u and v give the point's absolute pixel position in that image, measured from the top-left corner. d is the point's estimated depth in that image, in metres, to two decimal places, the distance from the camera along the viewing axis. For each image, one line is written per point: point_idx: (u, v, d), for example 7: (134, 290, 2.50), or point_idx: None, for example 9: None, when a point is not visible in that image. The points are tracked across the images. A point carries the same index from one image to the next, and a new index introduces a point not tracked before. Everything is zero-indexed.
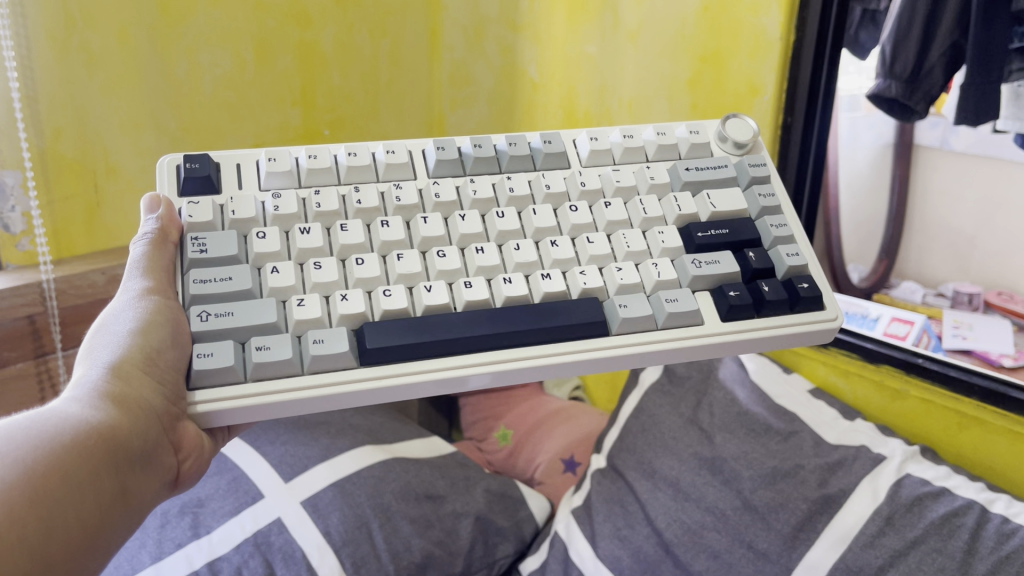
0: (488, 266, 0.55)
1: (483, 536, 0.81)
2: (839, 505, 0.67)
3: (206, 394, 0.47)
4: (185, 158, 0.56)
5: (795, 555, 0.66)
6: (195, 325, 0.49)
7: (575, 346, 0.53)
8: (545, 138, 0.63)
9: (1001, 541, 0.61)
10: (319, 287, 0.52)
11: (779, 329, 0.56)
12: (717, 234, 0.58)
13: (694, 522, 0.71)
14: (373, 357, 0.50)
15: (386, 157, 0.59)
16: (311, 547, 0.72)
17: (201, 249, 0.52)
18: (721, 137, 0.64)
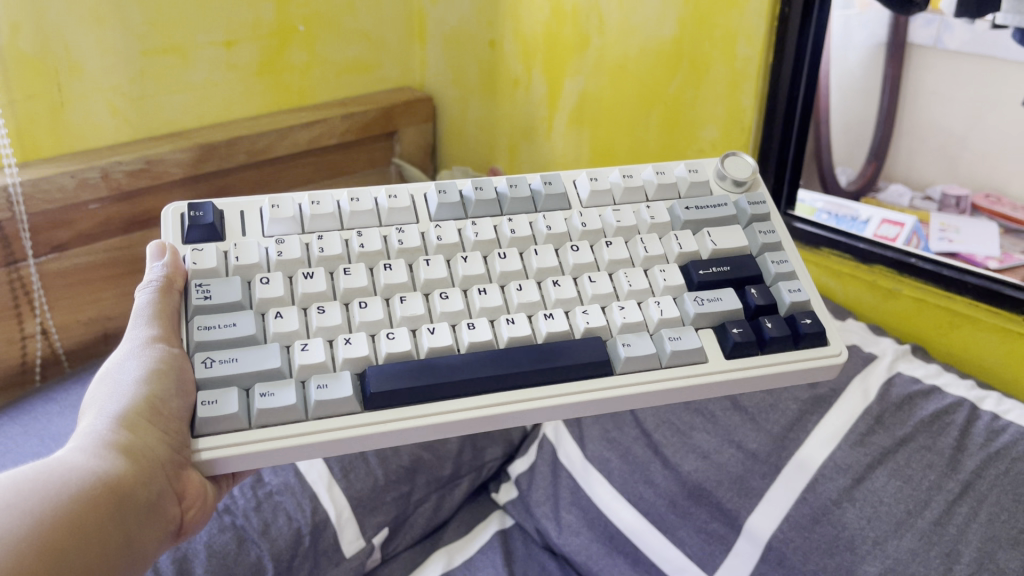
0: (491, 308, 0.54)
1: (472, 441, 0.81)
2: (830, 404, 0.67)
3: (210, 441, 0.46)
4: (191, 209, 0.56)
5: (785, 454, 0.66)
6: (200, 372, 0.48)
7: (575, 386, 0.52)
8: (545, 179, 0.63)
9: (991, 438, 0.61)
10: (324, 331, 0.51)
11: (782, 365, 0.54)
12: (718, 272, 0.58)
13: (683, 424, 0.72)
14: (377, 402, 0.48)
15: (389, 202, 0.58)
16: None
17: (204, 295, 0.51)
18: (720, 176, 0.64)
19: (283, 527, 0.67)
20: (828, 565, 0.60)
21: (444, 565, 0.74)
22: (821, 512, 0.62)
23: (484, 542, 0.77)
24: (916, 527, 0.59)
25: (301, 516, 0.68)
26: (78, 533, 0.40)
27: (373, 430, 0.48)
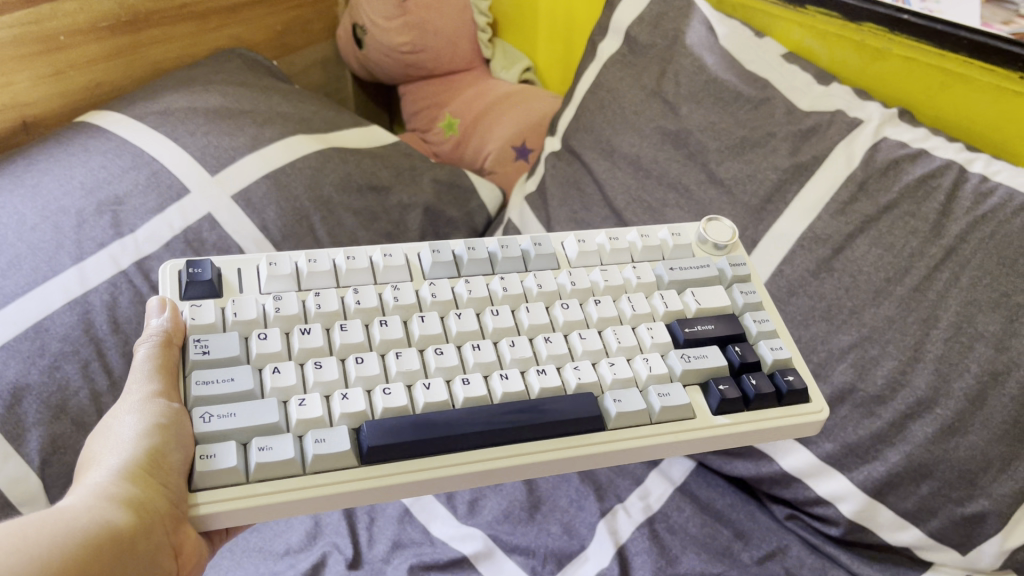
0: (486, 362, 0.50)
1: (433, 228, 0.80)
2: (810, 174, 0.63)
3: (210, 494, 0.41)
4: (189, 263, 0.51)
5: (762, 227, 0.64)
6: (198, 426, 0.43)
7: (576, 439, 0.47)
8: (535, 237, 0.58)
9: (978, 202, 0.57)
10: (321, 385, 0.47)
11: (770, 422, 0.51)
12: (700, 329, 0.54)
13: (655, 200, 0.68)
14: (376, 457, 0.44)
15: (384, 261, 0.54)
16: (249, 241, 0.68)
17: (202, 350, 0.46)
18: (701, 240, 0.60)
19: None
20: (804, 336, 0.61)
21: None
22: (797, 284, 0.61)
23: None
24: (894, 295, 0.58)
25: None
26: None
27: (366, 490, 0.44)
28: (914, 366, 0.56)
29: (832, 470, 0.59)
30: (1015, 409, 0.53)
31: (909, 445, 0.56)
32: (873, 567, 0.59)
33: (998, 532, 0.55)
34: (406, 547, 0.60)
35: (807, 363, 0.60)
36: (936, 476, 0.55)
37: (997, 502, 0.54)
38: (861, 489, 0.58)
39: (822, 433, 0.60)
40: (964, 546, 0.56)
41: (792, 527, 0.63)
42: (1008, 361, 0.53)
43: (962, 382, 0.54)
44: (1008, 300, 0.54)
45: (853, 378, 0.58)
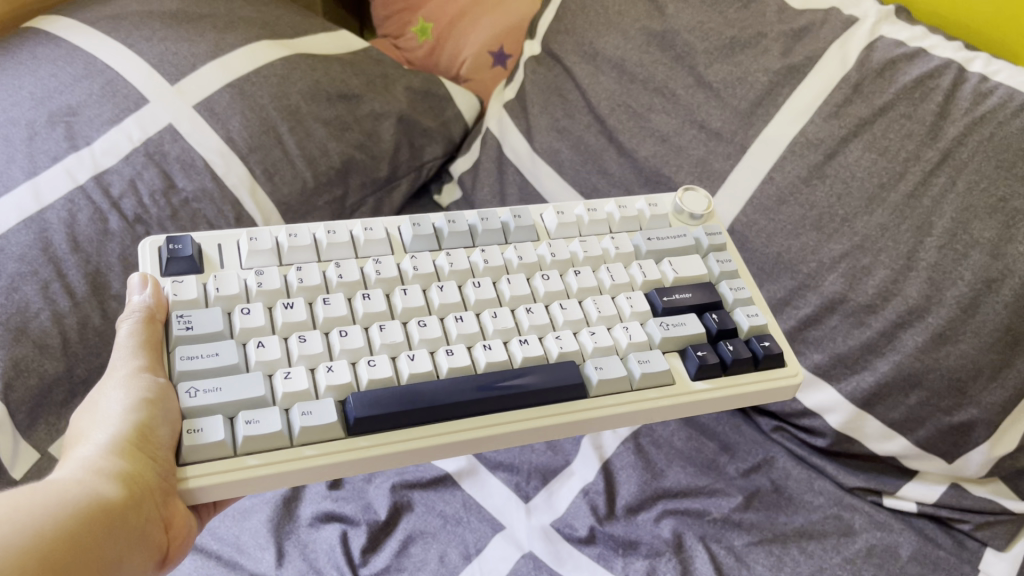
0: (469, 333, 0.47)
1: (409, 139, 0.77)
2: (803, 75, 0.60)
3: (196, 468, 0.39)
4: (169, 240, 0.47)
5: (751, 133, 0.61)
6: (184, 402, 0.40)
7: (563, 408, 0.46)
8: (514, 210, 0.55)
9: (977, 103, 0.55)
10: (305, 359, 0.44)
11: (747, 387, 0.49)
12: (679, 296, 0.52)
13: (640, 106, 0.65)
14: (362, 428, 0.42)
15: (364, 235, 0.50)
16: (214, 154, 0.65)
17: (185, 327, 0.43)
18: (677, 210, 0.57)
19: None
20: (793, 246, 0.59)
21: None
22: (788, 192, 0.59)
23: None
24: (889, 201, 0.56)
25: (224, 223, 0.64)
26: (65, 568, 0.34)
27: (351, 463, 0.42)
28: (907, 274, 0.54)
29: (823, 382, 0.59)
30: (1008, 316, 0.51)
31: (899, 354, 0.55)
32: (859, 477, 0.60)
33: (986, 440, 0.55)
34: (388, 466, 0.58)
35: (797, 273, 0.58)
36: (926, 386, 0.55)
37: (985, 411, 0.54)
38: (849, 400, 0.58)
39: (811, 345, 0.59)
40: (950, 456, 0.57)
41: (778, 439, 0.63)
42: (1002, 269, 0.51)
43: (955, 291, 0.53)
44: (1005, 205, 0.52)
45: (843, 288, 0.56)
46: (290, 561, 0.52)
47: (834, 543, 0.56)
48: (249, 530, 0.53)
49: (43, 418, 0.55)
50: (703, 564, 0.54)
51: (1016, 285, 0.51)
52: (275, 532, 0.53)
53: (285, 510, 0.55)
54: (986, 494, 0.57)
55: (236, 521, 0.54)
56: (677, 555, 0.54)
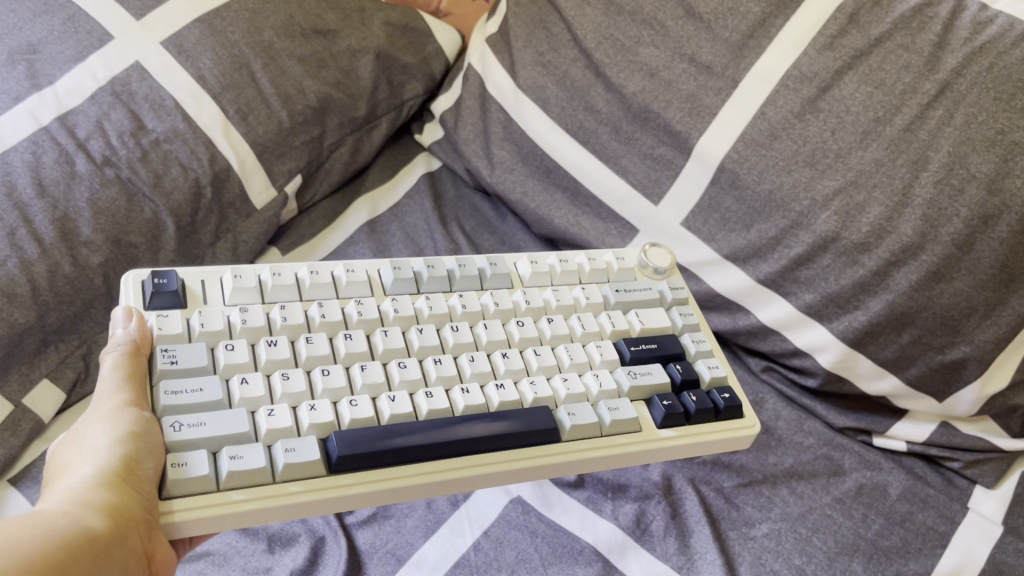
0: (446, 375, 0.47)
1: (387, 76, 0.74)
2: (798, 3, 0.57)
3: (181, 502, 0.38)
4: (154, 272, 0.46)
5: (743, 66, 0.58)
6: (168, 436, 0.39)
7: (540, 453, 0.46)
8: (490, 257, 0.54)
9: (976, 32, 0.53)
10: (288, 397, 0.43)
11: (709, 437, 0.50)
12: (645, 347, 0.52)
13: (628, 39, 0.63)
14: (347, 465, 0.41)
15: (346, 277, 0.49)
16: (184, 93, 0.61)
17: (169, 361, 0.42)
18: (642, 265, 0.58)
19: (178, 179, 0.60)
20: (785, 183, 0.57)
21: (369, 213, 0.72)
22: (780, 127, 0.57)
23: (408, 189, 0.74)
24: (884, 135, 0.54)
25: (198, 166, 0.61)
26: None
27: (330, 502, 0.41)
28: (902, 211, 0.53)
29: (813, 321, 0.58)
30: (1003, 254, 0.51)
31: (892, 294, 0.54)
32: (849, 417, 0.60)
33: (977, 378, 0.54)
34: None
35: (788, 211, 0.57)
36: (919, 324, 0.54)
37: (977, 348, 0.53)
38: (841, 340, 0.57)
39: (802, 285, 0.57)
40: (941, 394, 0.56)
41: (767, 379, 0.62)
42: (999, 204, 0.50)
43: (950, 228, 0.51)
44: (1003, 138, 0.50)
45: (837, 226, 0.55)
46: None
47: (823, 483, 0.56)
48: None
49: (15, 367, 0.54)
50: (692, 506, 0.54)
51: (1013, 221, 0.50)
52: None
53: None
54: (976, 432, 0.57)
55: None
56: (666, 498, 0.54)
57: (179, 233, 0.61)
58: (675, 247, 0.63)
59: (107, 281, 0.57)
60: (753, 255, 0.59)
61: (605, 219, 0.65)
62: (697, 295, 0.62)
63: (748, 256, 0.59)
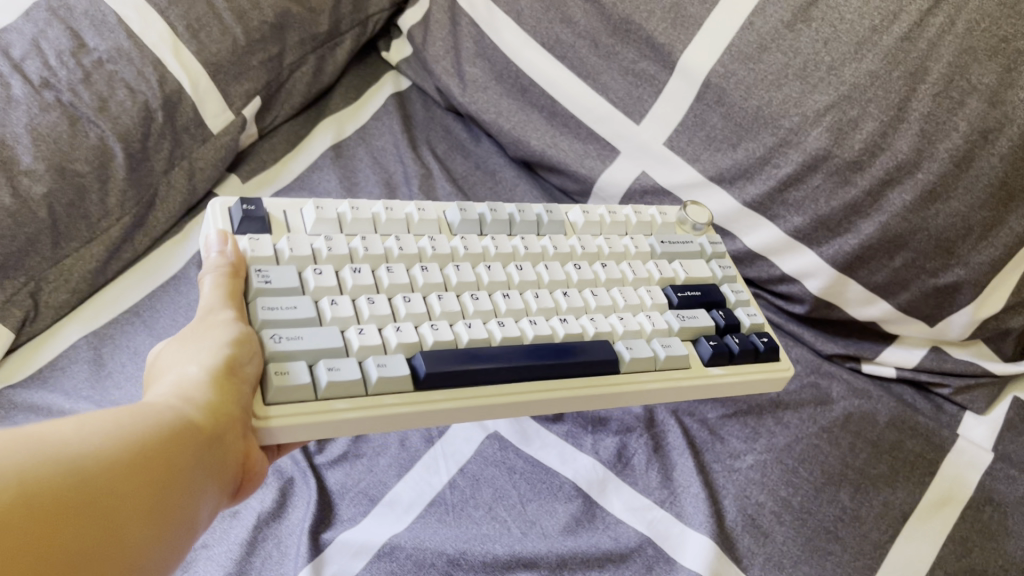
0: (514, 307, 0.45)
1: None
2: None
3: (278, 408, 0.37)
4: (242, 199, 0.44)
5: None
6: (269, 345, 0.38)
7: (611, 380, 0.44)
8: (548, 206, 0.52)
9: None
10: (376, 318, 0.41)
11: (750, 378, 0.48)
12: (692, 293, 0.51)
13: None
14: (432, 382, 0.40)
15: (418, 213, 0.47)
16: (126, 8, 0.57)
17: (264, 280, 0.40)
18: (680, 220, 0.56)
19: (125, 102, 0.55)
20: (775, 98, 0.53)
21: (334, 136, 0.67)
22: (769, 38, 0.52)
23: (376, 110, 0.70)
24: (880, 44, 0.49)
25: (147, 88, 0.56)
26: (152, 501, 0.28)
27: (417, 416, 0.40)
28: (896, 128, 0.50)
29: (802, 245, 0.55)
30: (1003, 171, 0.48)
31: (885, 216, 0.51)
32: (837, 344, 0.58)
33: (971, 302, 0.52)
34: None
35: (777, 129, 0.53)
36: (913, 247, 0.52)
37: (972, 271, 0.51)
38: (831, 265, 0.54)
39: (790, 207, 0.54)
40: (932, 319, 0.54)
41: (754, 306, 0.60)
42: (1001, 117, 0.47)
43: (948, 144, 0.48)
44: (1007, 46, 0.47)
45: (828, 144, 0.51)
46: None
47: (811, 412, 0.55)
48: None
49: None
50: (675, 438, 0.53)
51: (1015, 136, 0.47)
52: None
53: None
54: (966, 357, 0.55)
55: None
56: (648, 431, 0.53)
57: (129, 161, 0.56)
58: (657, 169, 0.59)
59: (53, 215, 0.53)
60: (740, 176, 0.56)
61: (584, 139, 0.61)
62: None
63: (734, 177, 0.56)
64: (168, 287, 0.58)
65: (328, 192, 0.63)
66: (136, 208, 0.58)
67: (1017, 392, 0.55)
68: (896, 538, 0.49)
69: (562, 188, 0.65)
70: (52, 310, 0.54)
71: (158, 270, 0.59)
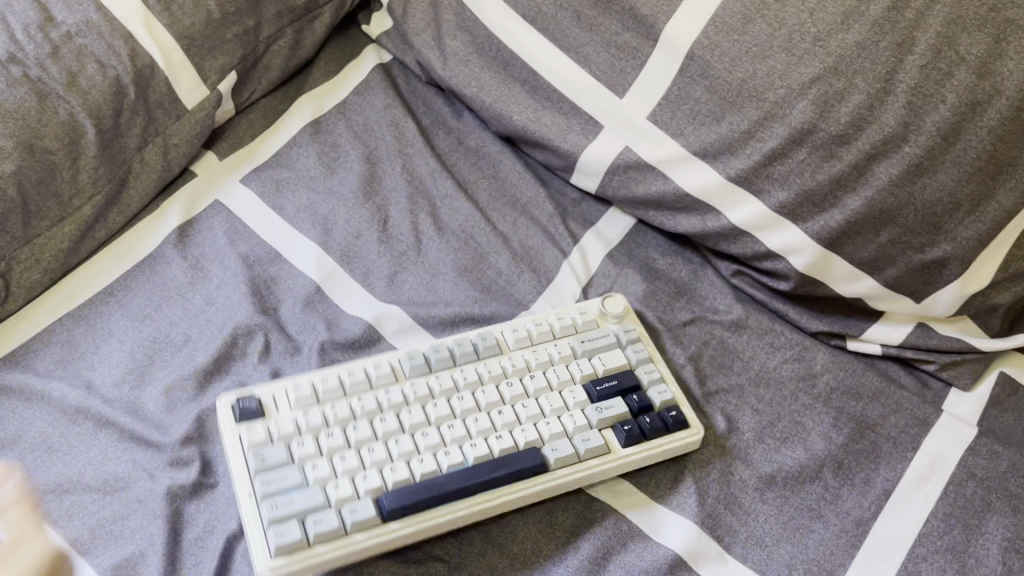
0: (460, 436, 0.48)
1: None
2: None
3: (287, 562, 0.42)
4: (238, 396, 0.48)
5: None
6: (269, 514, 0.43)
7: (545, 481, 0.48)
8: (513, 324, 0.55)
9: None
10: (348, 471, 0.46)
11: (654, 452, 0.50)
12: (606, 384, 0.52)
13: None
14: (402, 515, 0.45)
15: (376, 371, 0.50)
16: None
17: (260, 461, 0.45)
18: (601, 313, 0.56)
19: (95, 77, 0.54)
20: (759, 70, 0.51)
21: (313, 114, 0.65)
22: (754, 8, 0.51)
23: (359, 83, 0.67)
24: (867, 16, 0.49)
25: (117, 63, 0.55)
26: None
27: (391, 540, 0.45)
28: (883, 100, 0.49)
29: (786, 221, 0.53)
30: (992, 143, 0.48)
31: (871, 190, 0.50)
32: (823, 321, 0.56)
33: (958, 277, 0.52)
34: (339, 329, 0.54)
35: (762, 102, 0.52)
36: (899, 222, 0.51)
37: (959, 247, 0.50)
38: (815, 241, 0.53)
39: (775, 182, 0.53)
40: (919, 295, 0.53)
41: (738, 284, 0.58)
42: (990, 89, 0.47)
43: (935, 117, 0.48)
44: (996, 16, 0.47)
45: (813, 117, 0.50)
46: (217, 437, 0.50)
47: (789, 389, 0.54)
48: (178, 415, 0.50)
49: None
50: None
51: (1003, 107, 0.47)
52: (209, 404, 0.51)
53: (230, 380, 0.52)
54: (953, 333, 0.54)
55: (159, 395, 0.51)
56: None
57: (101, 137, 0.55)
58: (641, 144, 0.57)
59: (22, 193, 0.52)
60: (724, 151, 0.54)
61: (566, 114, 0.60)
62: (664, 196, 0.57)
63: (718, 152, 0.54)
64: (144, 267, 0.57)
65: (307, 170, 0.62)
66: (108, 186, 0.56)
67: (1004, 367, 0.55)
68: (878, 515, 0.50)
69: (545, 165, 0.64)
70: (24, 289, 0.53)
71: (138, 246, 0.58)
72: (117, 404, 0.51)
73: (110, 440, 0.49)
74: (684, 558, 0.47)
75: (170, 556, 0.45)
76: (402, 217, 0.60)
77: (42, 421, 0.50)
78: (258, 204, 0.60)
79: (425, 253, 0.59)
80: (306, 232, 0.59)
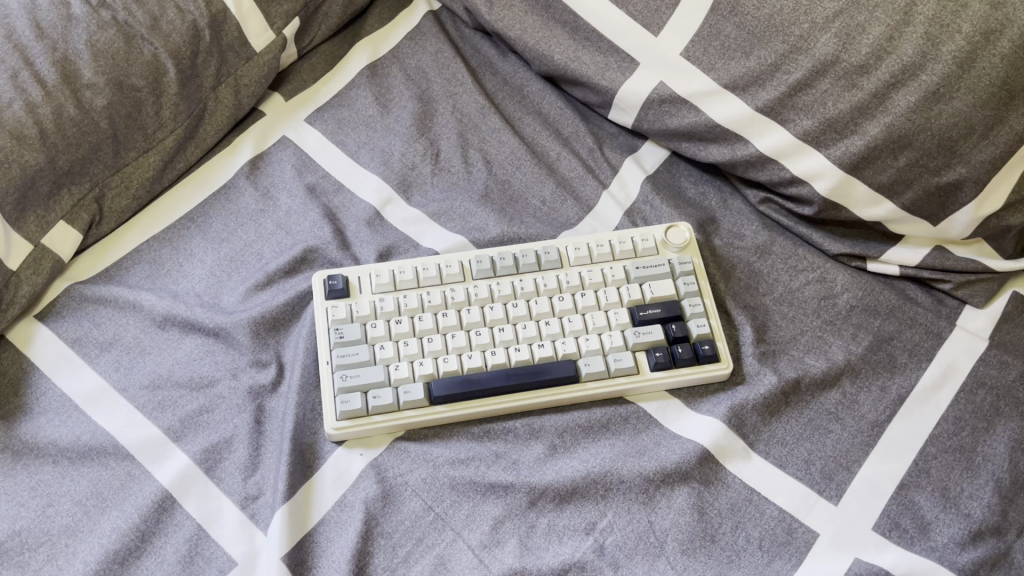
0: (507, 339, 0.55)
1: None
2: None
3: (344, 430, 0.52)
4: (332, 274, 0.56)
5: None
6: (337, 385, 0.52)
7: (575, 395, 0.54)
8: (576, 240, 0.59)
9: None
10: (406, 357, 0.54)
11: (684, 379, 0.55)
12: (648, 310, 0.57)
13: None
14: (444, 401, 0.52)
15: (452, 269, 0.57)
16: None
17: (338, 335, 0.54)
18: (661, 241, 0.60)
19: (175, 21, 0.59)
20: (786, 6, 0.55)
21: (370, 57, 0.70)
22: None
23: (410, 28, 0.72)
24: None
25: (195, 9, 0.60)
26: None
27: (434, 420, 0.53)
28: (903, 31, 0.52)
29: (810, 147, 0.57)
30: (1004, 71, 0.51)
31: (890, 116, 0.53)
32: (844, 243, 0.60)
33: (972, 200, 0.55)
34: (393, 256, 0.60)
35: (788, 36, 0.55)
36: (916, 147, 0.54)
37: (973, 170, 0.54)
38: (837, 166, 0.56)
39: (801, 111, 0.56)
40: (936, 218, 0.57)
41: (765, 211, 0.62)
42: (1002, 19, 0.50)
43: (951, 46, 0.51)
44: None
45: (836, 49, 0.54)
46: (292, 341, 0.56)
47: (814, 306, 0.58)
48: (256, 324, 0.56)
49: (32, 210, 0.56)
50: None
51: (1015, 36, 0.50)
52: (284, 315, 0.57)
53: (301, 295, 0.57)
54: (968, 255, 0.58)
55: (237, 300, 0.57)
56: None
57: (181, 76, 0.60)
58: (675, 80, 0.61)
59: (113, 125, 0.58)
60: (753, 83, 0.58)
61: (605, 53, 0.63)
62: (696, 127, 0.61)
63: (747, 84, 0.58)
64: (219, 195, 0.62)
65: (364, 110, 0.67)
66: (187, 121, 0.62)
67: (1016, 287, 0.58)
68: (893, 418, 0.54)
69: (586, 103, 0.68)
70: (115, 214, 0.60)
71: (216, 177, 0.63)
72: (197, 309, 0.57)
73: (193, 343, 0.56)
74: (711, 452, 0.52)
75: (254, 443, 0.52)
76: (452, 151, 0.65)
77: (134, 327, 0.56)
78: (322, 141, 0.65)
79: (472, 184, 0.64)
80: (368, 165, 0.64)
